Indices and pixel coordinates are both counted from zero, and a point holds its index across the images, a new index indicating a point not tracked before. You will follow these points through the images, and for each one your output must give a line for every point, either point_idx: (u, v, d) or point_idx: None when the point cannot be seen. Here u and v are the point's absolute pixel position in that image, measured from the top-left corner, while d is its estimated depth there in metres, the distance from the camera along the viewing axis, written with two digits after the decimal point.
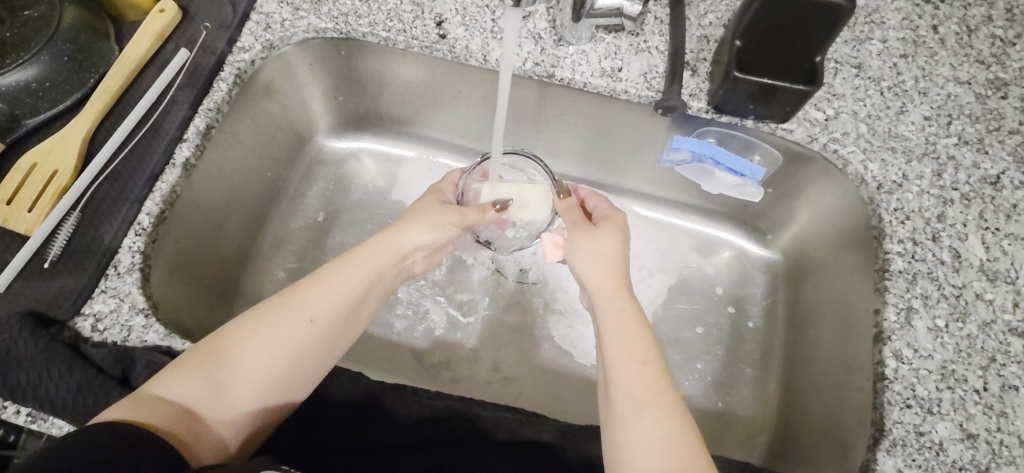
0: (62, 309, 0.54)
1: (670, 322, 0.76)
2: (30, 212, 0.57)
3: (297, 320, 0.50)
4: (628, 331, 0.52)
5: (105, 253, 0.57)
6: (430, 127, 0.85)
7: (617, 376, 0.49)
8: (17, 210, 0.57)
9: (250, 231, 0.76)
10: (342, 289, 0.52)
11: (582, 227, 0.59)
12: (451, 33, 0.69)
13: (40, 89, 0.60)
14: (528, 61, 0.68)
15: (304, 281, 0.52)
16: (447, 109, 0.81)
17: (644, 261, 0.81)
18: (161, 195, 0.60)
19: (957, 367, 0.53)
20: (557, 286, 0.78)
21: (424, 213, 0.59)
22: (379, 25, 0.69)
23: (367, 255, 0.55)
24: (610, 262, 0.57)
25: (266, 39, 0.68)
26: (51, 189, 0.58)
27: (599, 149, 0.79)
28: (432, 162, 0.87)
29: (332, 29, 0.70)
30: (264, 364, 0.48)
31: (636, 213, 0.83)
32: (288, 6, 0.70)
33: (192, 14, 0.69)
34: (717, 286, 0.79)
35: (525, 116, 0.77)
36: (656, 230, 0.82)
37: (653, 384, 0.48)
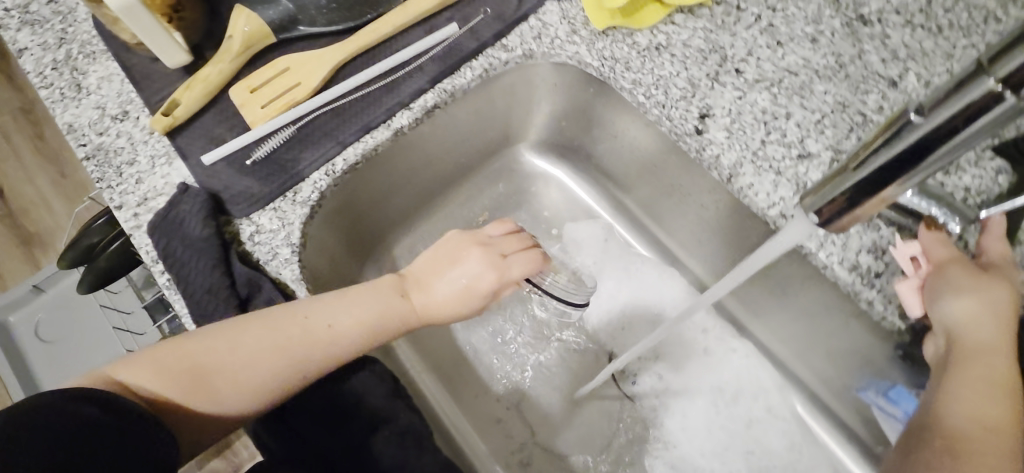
0: (240, 209, 0.58)
1: None
2: (262, 108, 0.61)
3: (277, 341, 0.50)
4: (988, 383, 0.44)
5: (292, 177, 0.59)
6: (629, 195, 0.80)
7: (997, 435, 0.41)
8: (252, 101, 0.61)
9: (420, 204, 0.77)
10: (340, 326, 0.52)
11: (968, 268, 0.49)
12: (709, 133, 0.61)
13: (324, 5, 0.64)
14: (775, 206, 0.57)
15: (317, 299, 0.53)
16: (658, 190, 0.74)
17: (765, 462, 0.72)
18: (363, 148, 0.62)
19: None
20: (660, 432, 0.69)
21: (450, 257, 0.57)
22: (642, 87, 0.63)
23: (363, 299, 0.54)
24: (1005, 317, 0.47)
25: (529, 48, 0.66)
26: (286, 97, 0.61)
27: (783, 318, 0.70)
28: (610, 226, 0.82)
29: (595, 67, 0.65)
30: (241, 371, 0.50)
31: (789, 405, 0.73)
32: (568, 26, 0.67)
33: None
34: None
35: (730, 242, 0.69)
36: (799, 436, 0.72)
37: (993, 453, 0.39)
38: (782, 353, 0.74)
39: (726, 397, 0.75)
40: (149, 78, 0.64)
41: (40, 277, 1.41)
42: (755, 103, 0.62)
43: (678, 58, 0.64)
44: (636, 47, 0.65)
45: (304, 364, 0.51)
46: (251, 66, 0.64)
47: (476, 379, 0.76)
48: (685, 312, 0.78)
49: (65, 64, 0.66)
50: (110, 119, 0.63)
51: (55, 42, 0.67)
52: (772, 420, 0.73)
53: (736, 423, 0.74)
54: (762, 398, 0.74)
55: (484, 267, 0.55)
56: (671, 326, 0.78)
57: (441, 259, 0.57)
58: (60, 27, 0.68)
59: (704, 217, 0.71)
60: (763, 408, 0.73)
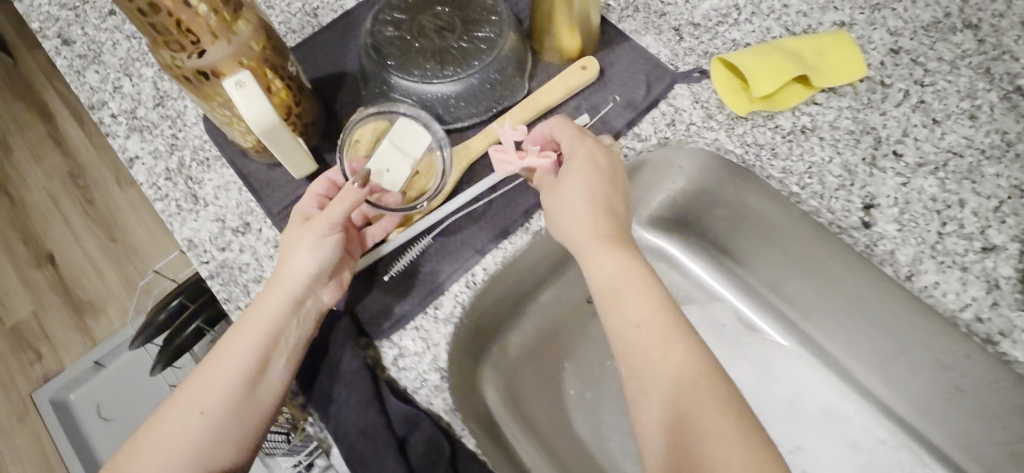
0: (383, 329, 0.54)
1: None
2: (389, 170, 0.55)
3: (189, 405, 0.47)
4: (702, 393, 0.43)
5: (433, 290, 0.55)
6: (759, 275, 0.74)
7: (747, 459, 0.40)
8: (377, 164, 0.55)
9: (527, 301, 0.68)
10: (239, 358, 0.48)
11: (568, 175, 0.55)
12: (879, 225, 0.58)
13: (453, 105, 0.61)
14: (970, 308, 0.55)
15: (217, 345, 0.49)
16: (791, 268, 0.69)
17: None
18: (502, 254, 0.58)
19: None
20: None
21: (300, 238, 0.50)
22: (793, 175, 0.60)
23: (256, 313, 0.49)
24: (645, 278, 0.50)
25: (665, 136, 0.63)
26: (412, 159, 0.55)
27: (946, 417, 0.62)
28: (736, 311, 0.76)
29: (738, 154, 0.62)
30: (170, 437, 0.46)
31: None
32: (702, 110, 0.64)
33: (608, 79, 0.65)
34: None
35: (879, 329, 0.63)
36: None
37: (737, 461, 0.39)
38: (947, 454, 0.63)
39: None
40: (269, 186, 0.61)
41: (101, 352, 1.35)
42: (922, 190, 0.58)
43: (827, 141, 0.61)
44: (780, 130, 0.62)
45: (218, 408, 0.46)
46: (366, 129, 0.58)
47: None
48: (819, 399, 0.71)
49: (179, 173, 0.63)
50: (232, 232, 0.60)
51: (166, 149, 0.65)
52: None
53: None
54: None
55: (323, 220, 0.49)
56: (807, 416, 0.70)
57: (287, 245, 0.51)
58: (169, 132, 0.66)
59: (853, 303, 0.64)
60: None
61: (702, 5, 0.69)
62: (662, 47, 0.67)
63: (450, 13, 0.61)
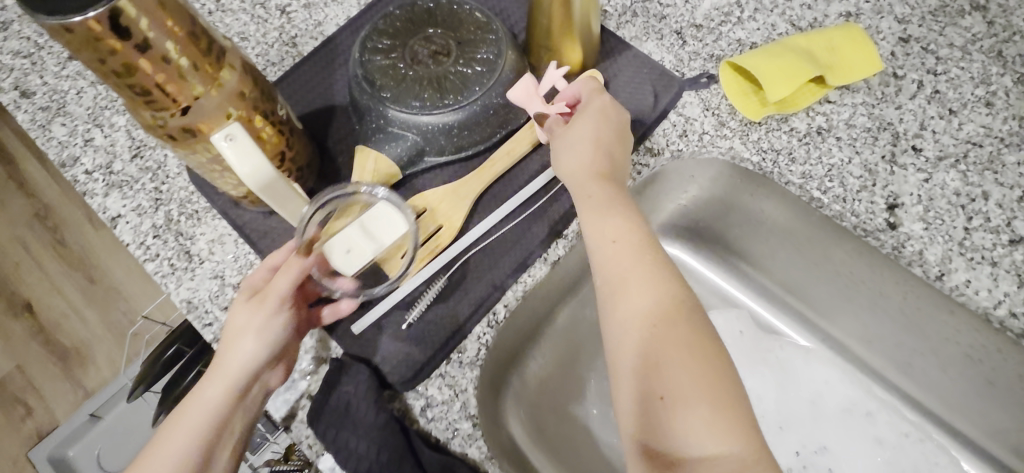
0: (407, 379, 0.51)
1: None
2: (349, 252, 0.51)
3: None
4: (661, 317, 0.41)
5: (454, 332, 0.53)
6: (777, 277, 0.68)
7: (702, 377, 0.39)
8: (336, 243, 0.50)
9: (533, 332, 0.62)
10: (176, 456, 0.41)
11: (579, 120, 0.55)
12: (905, 226, 0.56)
13: (457, 134, 0.57)
14: (1003, 305, 0.54)
15: (146, 448, 0.43)
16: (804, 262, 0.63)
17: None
18: (522, 288, 0.55)
19: None
20: None
21: (246, 314, 0.45)
22: (813, 180, 0.58)
23: (194, 404, 0.44)
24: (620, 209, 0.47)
25: (678, 148, 0.61)
26: (376, 246, 0.51)
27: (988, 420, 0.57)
28: (753, 316, 0.69)
29: (754, 162, 0.60)
30: None
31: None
32: (713, 117, 0.61)
33: (612, 92, 0.62)
34: None
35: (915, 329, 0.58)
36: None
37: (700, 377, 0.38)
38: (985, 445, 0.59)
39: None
40: (267, 236, 0.57)
41: (99, 402, 1.31)
42: (945, 185, 0.56)
43: (845, 140, 0.59)
44: (796, 133, 0.60)
45: None
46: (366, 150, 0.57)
47: None
48: (846, 396, 0.65)
49: (168, 229, 0.59)
50: (233, 288, 0.56)
51: (150, 204, 0.61)
52: None
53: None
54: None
55: (273, 294, 0.46)
56: (831, 418, 0.65)
57: (229, 326, 0.46)
58: (152, 185, 0.61)
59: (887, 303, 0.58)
60: None
61: (702, 5, 0.66)
62: (664, 53, 0.64)
63: (443, 35, 0.57)
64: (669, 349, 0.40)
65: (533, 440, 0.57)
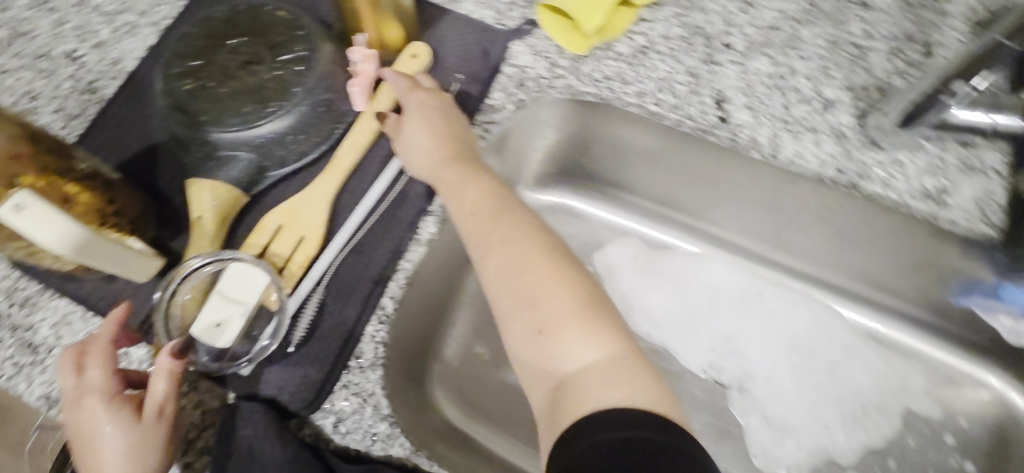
0: (309, 402, 0.49)
1: (903, 463, 0.68)
2: (219, 324, 0.48)
3: None
4: (520, 262, 0.44)
5: (348, 340, 0.51)
6: (651, 193, 0.78)
7: (574, 296, 0.42)
8: (205, 318, 0.48)
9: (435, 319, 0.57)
10: None
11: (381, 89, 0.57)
12: (733, 117, 0.59)
13: (292, 141, 0.54)
14: (828, 165, 0.57)
15: None
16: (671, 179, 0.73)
17: (857, 400, 0.71)
18: (404, 275, 0.54)
19: None
20: (782, 422, 0.70)
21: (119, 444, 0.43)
22: (648, 96, 0.60)
23: None
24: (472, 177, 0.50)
25: (519, 98, 0.61)
26: (243, 308, 0.48)
27: (827, 253, 0.73)
28: (643, 238, 0.80)
29: (592, 93, 0.61)
30: None
31: (866, 338, 0.74)
32: (544, 61, 0.62)
33: (443, 60, 0.62)
34: (944, 434, 0.69)
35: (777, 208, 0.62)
36: (882, 362, 0.73)
37: (576, 304, 0.42)
38: (849, 286, 0.74)
39: (803, 353, 0.74)
40: (120, 301, 0.53)
41: None
42: (758, 71, 0.60)
43: (666, 53, 0.62)
44: (622, 57, 0.62)
45: None
46: (195, 184, 0.53)
47: None
48: (734, 283, 0.77)
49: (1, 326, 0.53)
50: None
51: None
52: (855, 360, 0.73)
53: (821, 379, 0.72)
54: (834, 338, 0.74)
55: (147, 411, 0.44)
56: (725, 302, 0.77)
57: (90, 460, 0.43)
58: None
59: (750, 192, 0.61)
60: (841, 351, 0.74)
61: None
62: (483, 9, 0.64)
63: (250, 42, 0.55)
64: (539, 284, 0.42)
65: (467, 414, 0.56)
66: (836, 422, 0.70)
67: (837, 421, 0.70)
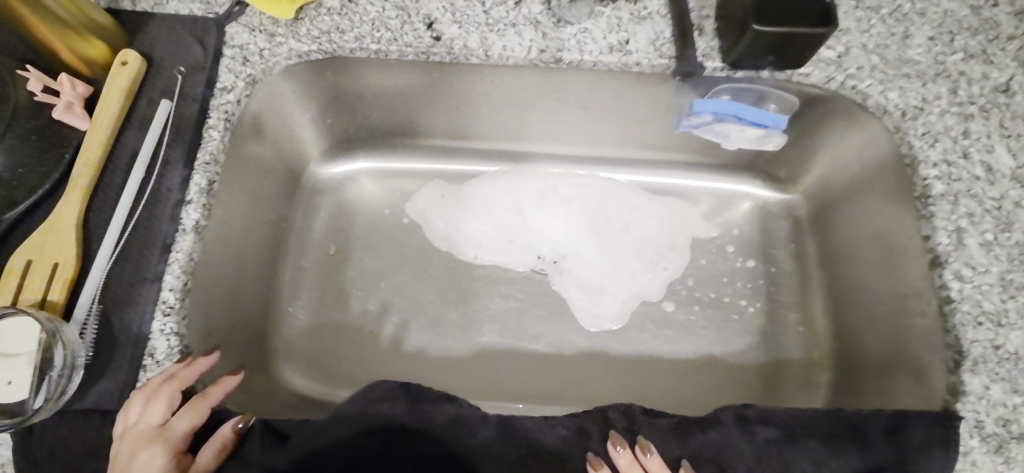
0: (114, 407, 0.50)
1: (702, 278, 0.79)
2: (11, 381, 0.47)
3: None
4: None
5: (138, 342, 0.52)
6: (434, 132, 0.83)
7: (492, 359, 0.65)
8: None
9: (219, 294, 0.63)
10: None
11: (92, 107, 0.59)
12: (445, 34, 0.65)
13: (13, 176, 0.54)
14: (532, 49, 0.65)
15: None
16: (447, 109, 0.79)
17: (652, 246, 0.82)
18: (181, 266, 0.55)
19: (1015, 276, 0.56)
20: (593, 284, 0.80)
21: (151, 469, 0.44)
22: (366, 38, 0.65)
23: None
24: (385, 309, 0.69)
25: (248, 74, 0.63)
26: (25, 356, 0.47)
27: (584, 131, 0.82)
28: (443, 177, 0.86)
29: (316, 50, 0.65)
30: None
31: (647, 194, 0.85)
32: (262, 34, 0.64)
33: (158, 60, 0.62)
34: (725, 244, 0.81)
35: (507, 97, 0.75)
36: (667, 211, 0.84)
37: None
38: (625, 155, 0.84)
39: (601, 224, 0.84)
40: None
41: None
42: None
43: None
44: (333, 10, 0.66)
45: None
46: None
47: (450, 367, 0.76)
48: (532, 186, 0.87)
49: None
50: None
51: None
52: (641, 213, 0.84)
53: (618, 239, 0.83)
54: (620, 202, 0.85)
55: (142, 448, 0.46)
56: (529, 203, 0.86)
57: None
58: None
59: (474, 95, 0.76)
60: (630, 210, 0.84)
61: None
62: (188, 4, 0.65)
63: None
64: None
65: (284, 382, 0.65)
66: (639, 270, 0.80)
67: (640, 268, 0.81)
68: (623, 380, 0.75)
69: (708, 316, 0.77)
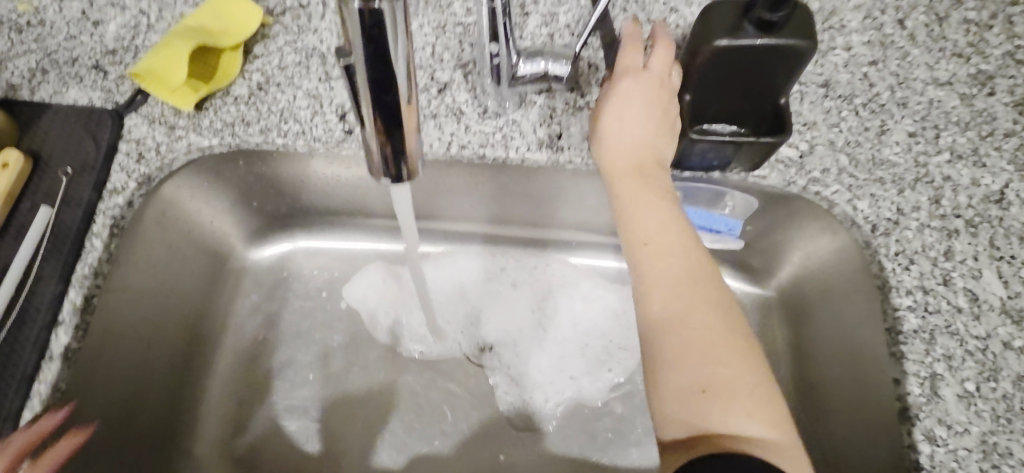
0: None
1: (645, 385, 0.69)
2: None
3: None
4: None
5: None
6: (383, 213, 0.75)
7: None
8: None
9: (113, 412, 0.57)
10: None
11: None
12: (358, 126, 0.60)
13: None
14: (453, 144, 0.59)
15: None
16: (389, 189, 0.70)
17: (601, 345, 0.74)
18: (40, 401, 0.50)
19: (1000, 440, 0.46)
20: (536, 386, 0.72)
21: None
22: (272, 131, 0.59)
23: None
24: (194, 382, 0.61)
25: (141, 173, 0.58)
26: None
27: (533, 208, 0.73)
28: (385, 256, 0.77)
29: (218, 144, 0.60)
30: None
31: (605, 282, 0.76)
32: (162, 127, 0.60)
33: (47, 159, 0.59)
34: None
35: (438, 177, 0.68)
36: (621, 303, 0.75)
37: None
38: (582, 239, 0.77)
39: (548, 313, 0.75)
40: None
41: None
42: None
43: (284, 82, 0.61)
44: (241, 99, 0.61)
45: None
46: None
47: None
48: (480, 267, 0.77)
49: None
50: None
51: None
52: (595, 305, 0.75)
53: (563, 333, 0.74)
54: (575, 292, 0.76)
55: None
56: (478, 288, 0.76)
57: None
58: None
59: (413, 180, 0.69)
60: (581, 301, 0.76)
61: (107, 30, 0.64)
62: (89, 92, 0.61)
63: None
64: (645, 216, 0.48)
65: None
66: (581, 371, 0.72)
67: (580, 369, 0.72)
68: None
69: None
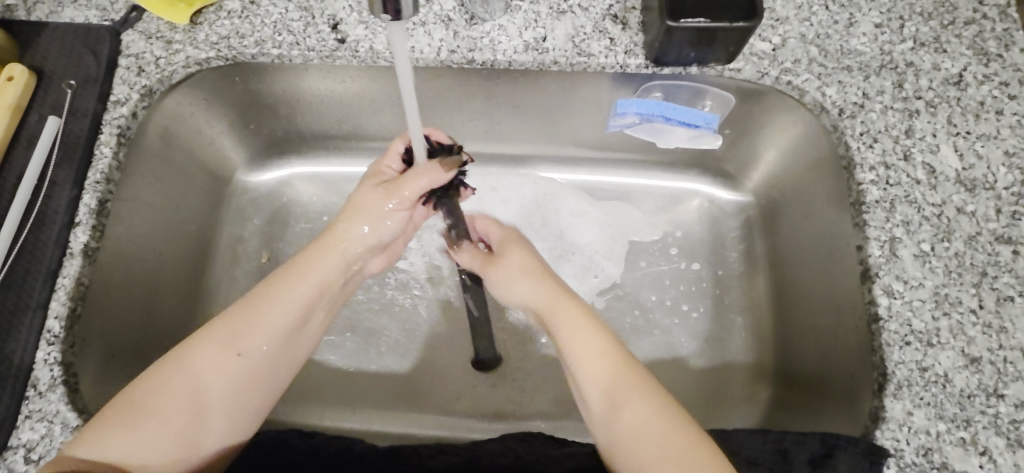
0: None
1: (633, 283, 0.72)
2: None
3: (229, 351, 0.47)
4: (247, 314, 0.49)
5: (19, 373, 0.50)
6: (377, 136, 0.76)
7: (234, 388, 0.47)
8: None
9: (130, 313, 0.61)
10: (283, 318, 0.49)
11: None
12: (350, 35, 0.62)
13: None
14: (443, 49, 0.61)
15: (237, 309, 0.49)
16: (384, 108, 0.71)
17: (587, 254, 0.75)
18: (65, 294, 0.53)
19: (950, 291, 0.51)
20: None
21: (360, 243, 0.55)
22: (267, 42, 0.61)
23: (268, 309, 0.49)
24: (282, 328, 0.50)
25: (143, 85, 0.60)
26: None
27: (528, 121, 0.73)
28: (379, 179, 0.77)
29: (216, 57, 0.62)
30: (200, 385, 0.46)
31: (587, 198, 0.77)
32: (159, 41, 0.61)
33: (50, 74, 0.61)
34: (669, 247, 0.74)
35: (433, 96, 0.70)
36: (605, 216, 0.76)
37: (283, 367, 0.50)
38: (569, 153, 0.78)
39: (534, 229, 0.76)
40: None
41: None
42: None
43: None
44: (234, 13, 0.62)
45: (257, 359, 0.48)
46: None
47: (371, 381, 0.72)
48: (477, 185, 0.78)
49: None
50: None
51: None
52: (580, 219, 0.76)
53: (548, 245, 0.75)
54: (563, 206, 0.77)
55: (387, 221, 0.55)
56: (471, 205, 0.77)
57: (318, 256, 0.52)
58: None
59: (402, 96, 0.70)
60: (567, 215, 0.77)
61: None
62: (85, 11, 0.62)
63: None
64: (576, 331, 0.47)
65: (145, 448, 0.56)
66: (567, 277, 0.73)
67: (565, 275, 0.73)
68: (553, 394, 0.71)
69: (650, 323, 0.70)
